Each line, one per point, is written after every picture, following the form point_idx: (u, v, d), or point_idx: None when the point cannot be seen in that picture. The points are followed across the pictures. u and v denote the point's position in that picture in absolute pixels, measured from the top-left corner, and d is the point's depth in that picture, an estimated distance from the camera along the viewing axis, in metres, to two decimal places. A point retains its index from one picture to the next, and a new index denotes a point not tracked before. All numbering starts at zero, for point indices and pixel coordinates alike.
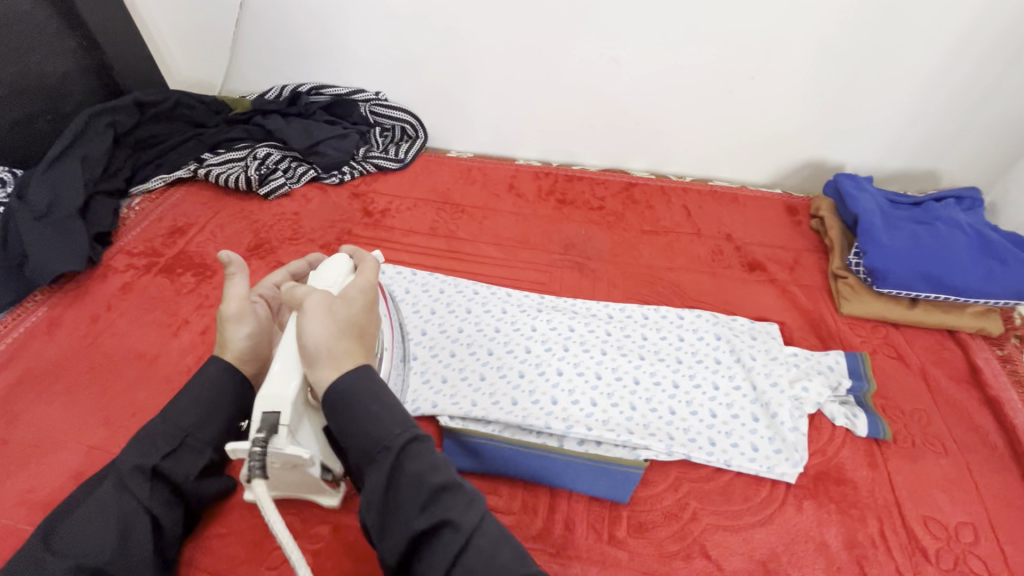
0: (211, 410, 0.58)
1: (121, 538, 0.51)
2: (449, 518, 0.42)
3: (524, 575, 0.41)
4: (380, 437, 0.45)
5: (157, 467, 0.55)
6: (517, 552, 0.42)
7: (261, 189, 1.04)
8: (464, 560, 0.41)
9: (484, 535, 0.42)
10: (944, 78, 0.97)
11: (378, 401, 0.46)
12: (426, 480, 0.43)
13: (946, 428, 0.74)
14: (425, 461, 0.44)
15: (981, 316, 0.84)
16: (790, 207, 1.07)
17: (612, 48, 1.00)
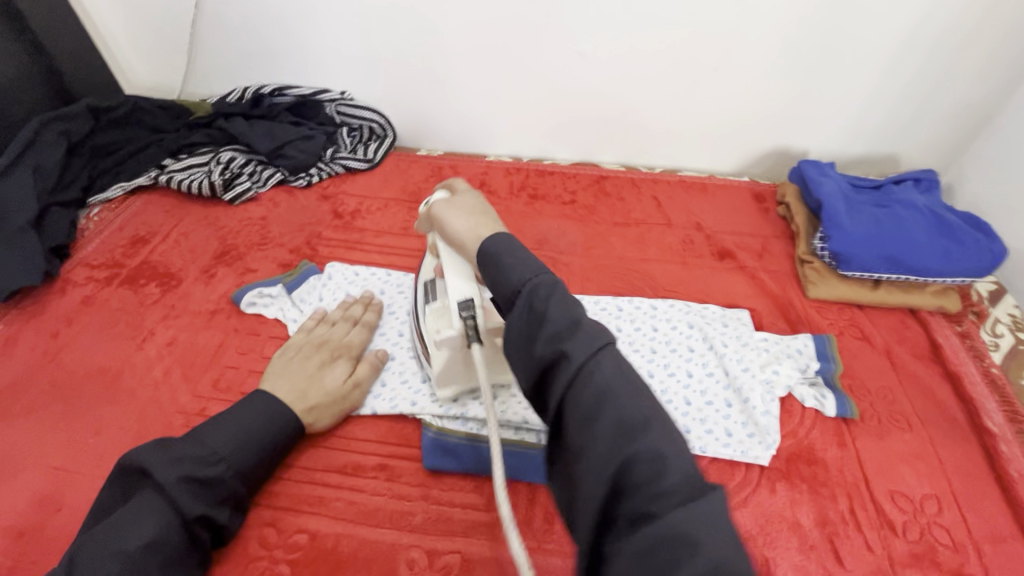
0: (265, 440, 0.62)
1: (126, 573, 0.49)
2: (570, 352, 0.41)
3: (648, 420, 0.38)
4: (514, 282, 0.46)
5: (206, 485, 0.56)
6: (647, 402, 0.40)
7: (226, 195, 1.01)
8: (577, 392, 0.40)
9: (614, 363, 0.41)
10: (898, 65, 0.99)
11: (513, 255, 0.49)
12: (548, 315, 0.43)
13: (910, 404, 0.76)
14: (554, 302, 0.44)
15: (940, 294, 0.87)
16: (757, 194, 1.09)
17: (576, 42, 1.00)
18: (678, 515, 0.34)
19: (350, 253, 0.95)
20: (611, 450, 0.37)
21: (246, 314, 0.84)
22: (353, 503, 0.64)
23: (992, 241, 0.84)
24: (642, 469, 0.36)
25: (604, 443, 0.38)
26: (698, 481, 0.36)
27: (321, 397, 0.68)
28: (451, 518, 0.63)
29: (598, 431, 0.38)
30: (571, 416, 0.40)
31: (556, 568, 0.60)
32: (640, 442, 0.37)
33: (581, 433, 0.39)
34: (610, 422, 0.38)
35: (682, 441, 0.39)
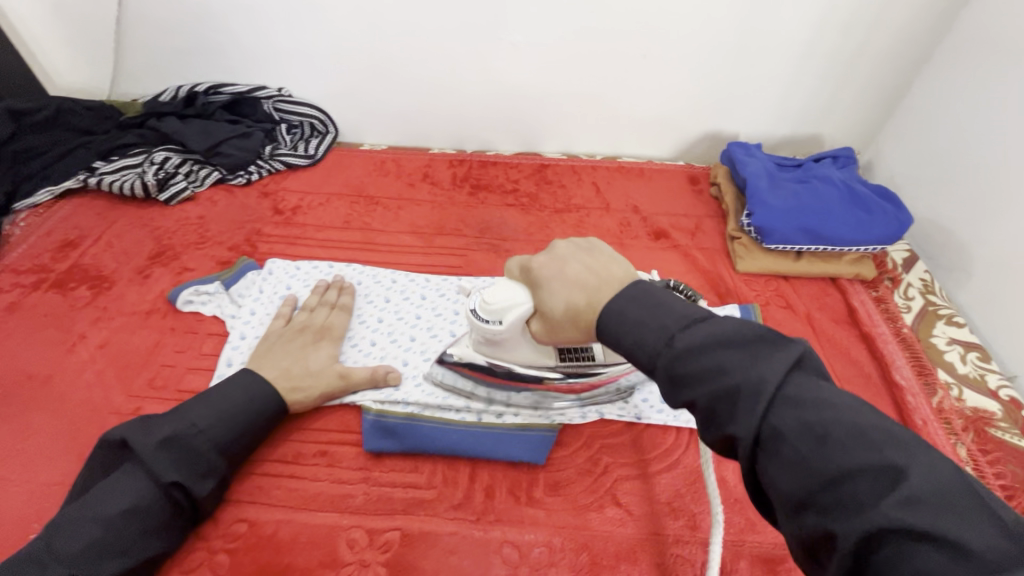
0: (250, 414, 0.64)
1: (105, 538, 0.52)
2: (736, 423, 0.37)
3: (869, 460, 0.31)
4: (661, 336, 0.42)
5: (185, 455, 0.58)
6: (871, 446, 0.32)
7: (161, 195, 1.00)
8: (796, 424, 0.35)
9: (804, 410, 0.35)
10: (812, 50, 1.05)
11: (639, 306, 0.45)
12: (713, 367, 0.38)
13: (829, 365, 0.81)
14: (687, 362, 0.40)
15: (856, 263, 0.93)
16: (692, 177, 1.14)
17: (510, 34, 1.03)
18: (940, 573, 0.27)
19: (291, 249, 0.95)
20: (867, 494, 0.31)
21: (183, 313, 0.83)
22: (293, 490, 0.64)
23: (898, 211, 0.90)
24: (879, 520, 0.30)
25: (844, 483, 0.32)
26: (1005, 543, 0.27)
27: (305, 378, 0.70)
28: (392, 497, 0.64)
29: (821, 476, 0.32)
30: (779, 459, 0.34)
31: (496, 538, 0.62)
32: (876, 494, 0.30)
33: (797, 478, 0.33)
34: (822, 491, 0.32)
35: (960, 485, 0.30)
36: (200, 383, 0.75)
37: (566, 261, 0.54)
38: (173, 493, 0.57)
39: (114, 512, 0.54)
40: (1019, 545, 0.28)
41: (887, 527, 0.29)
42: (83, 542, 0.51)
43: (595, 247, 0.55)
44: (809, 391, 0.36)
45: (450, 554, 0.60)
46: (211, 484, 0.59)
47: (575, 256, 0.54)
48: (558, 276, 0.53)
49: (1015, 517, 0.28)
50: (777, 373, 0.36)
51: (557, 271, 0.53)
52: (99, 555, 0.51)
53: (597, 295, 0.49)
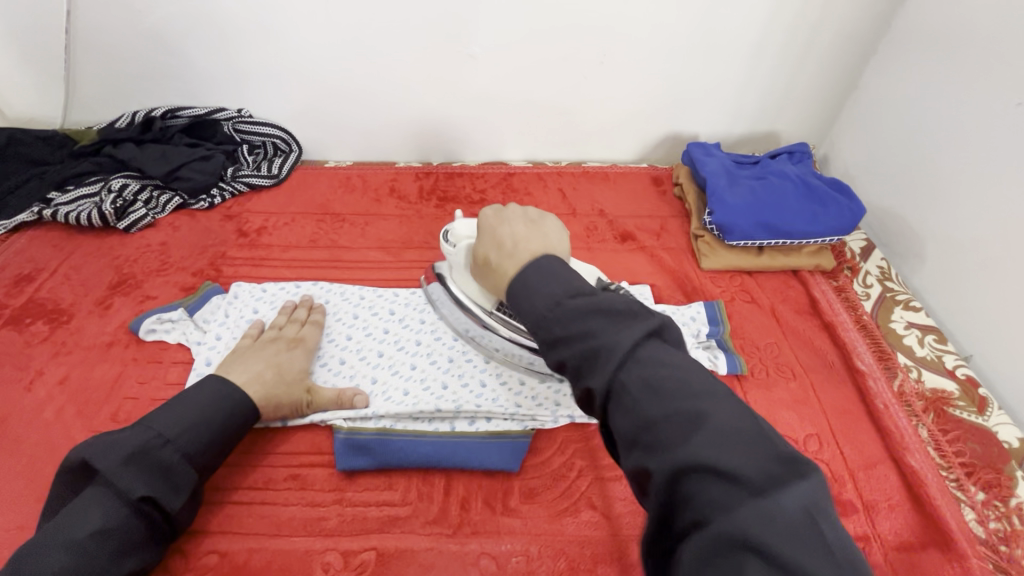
0: (222, 421, 0.63)
1: (75, 561, 0.50)
2: (594, 376, 0.42)
3: (712, 435, 0.36)
4: (545, 298, 0.47)
5: (155, 467, 0.57)
6: (701, 401, 0.38)
7: (120, 224, 0.98)
8: (640, 375, 0.40)
9: (647, 368, 0.41)
10: (762, 50, 1.08)
11: (547, 275, 0.49)
12: (583, 324, 0.44)
13: (794, 355, 0.83)
14: (563, 324, 0.45)
15: (815, 254, 0.96)
16: (655, 178, 1.16)
17: (468, 45, 1.04)
18: (730, 499, 0.33)
19: (257, 270, 0.94)
20: (685, 436, 0.37)
21: (146, 342, 0.81)
22: (266, 516, 0.64)
23: (851, 201, 0.93)
24: (688, 453, 0.36)
25: (675, 427, 0.37)
26: (776, 469, 0.34)
27: (278, 386, 0.69)
28: (367, 516, 0.64)
29: (657, 421, 0.38)
30: (631, 403, 0.40)
31: (473, 551, 0.62)
32: (687, 438, 0.37)
33: (635, 421, 0.39)
34: (646, 434, 0.38)
35: (754, 430, 0.37)
36: None
37: (504, 221, 0.61)
38: (144, 507, 0.55)
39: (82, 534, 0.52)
40: (816, 520, 0.32)
41: (697, 463, 0.35)
42: (52, 568, 0.49)
43: (544, 222, 0.61)
44: (657, 355, 0.42)
45: (427, 571, 0.60)
46: (184, 494, 0.58)
47: (517, 221, 0.61)
48: (491, 232, 0.60)
49: (791, 450, 0.36)
50: (636, 337, 0.42)
51: (494, 227, 0.61)
52: None
53: (516, 254, 0.55)
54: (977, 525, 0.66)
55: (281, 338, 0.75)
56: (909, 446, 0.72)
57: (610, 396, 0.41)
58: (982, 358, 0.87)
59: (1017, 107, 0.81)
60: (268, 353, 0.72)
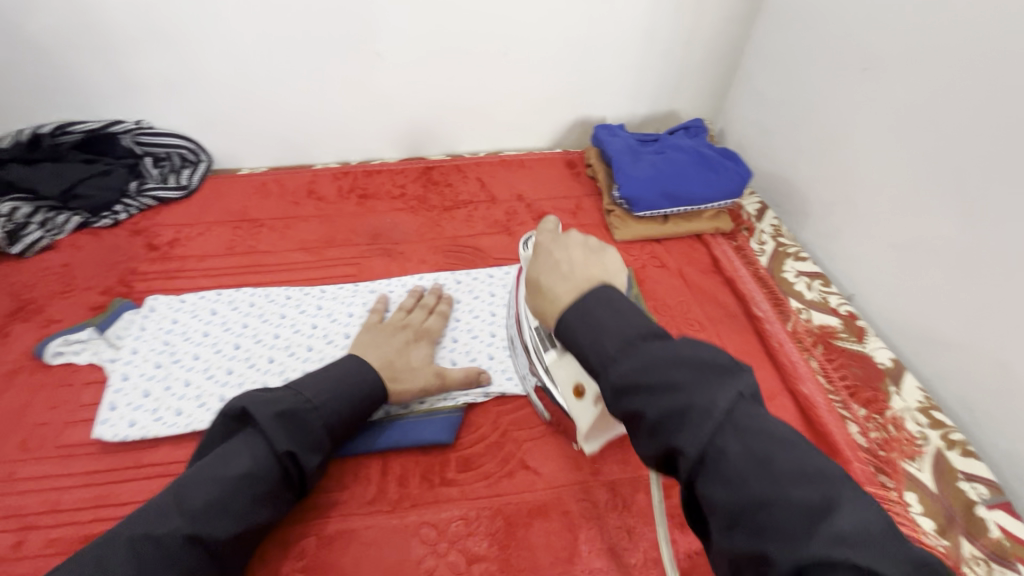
0: (367, 391, 0.66)
1: (218, 499, 0.54)
2: (681, 435, 0.41)
3: (794, 482, 0.37)
4: (612, 347, 0.48)
5: (302, 426, 0.59)
6: (779, 463, 0.38)
7: (13, 249, 0.92)
8: (738, 432, 0.40)
9: (736, 448, 0.39)
10: (653, 35, 1.17)
11: (606, 308, 0.50)
12: (665, 365, 0.44)
13: (701, 309, 0.91)
14: (644, 390, 0.44)
15: (714, 218, 1.05)
16: (569, 161, 1.22)
17: (373, 43, 1.05)
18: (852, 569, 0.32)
19: (173, 283, 0.91)
20: (792, 515, 0.36)
21: (53, 366, 0.77)
22: None
23: (739, 165, 1.03)
24: (794, 508, 0.36)
25: (771, 487, 0.37)
26: (896, 550, 0.33)
27: (403, 369, 0.71)
28: (305, 506, 0.64)
29: (747, 485, 0.38)
30: (721, 479, 0.39)
31: (414, 522, 0.64)
32: (799, 515, 0.35)
33: (733, 499, 0.38)
34: (754, 513, 0.37)
35: (877, 523, 0.35)
36: (82, 434, 0.71)
37: (560, 246, 0.61)
38: (285, 464, 0.58)
39: (223, 475, 0.55)
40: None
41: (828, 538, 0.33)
42: (204, 498, 0.53)
43: (603, 254, 0.61)
44: (753, 422, 0.41)
45: (369, 547, 0.62)
46: (318, 458, 0.60)
47: (577, 251, 0.60)
48: (546, 253, 0.61)
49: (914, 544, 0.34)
50: (735, 399, 0.41)
51: (549, 251, 0.61)
52: (217, 513, 0.53)
53: (569, 280, 0.56)
54: (860, 436, 0.75)
55: (388, 325, 0.77)
56: (802, 377, 0.81)
57: (700, 461, 0.40)
58: (861, 296, 0.98)
59: (864, 72, 0.93)
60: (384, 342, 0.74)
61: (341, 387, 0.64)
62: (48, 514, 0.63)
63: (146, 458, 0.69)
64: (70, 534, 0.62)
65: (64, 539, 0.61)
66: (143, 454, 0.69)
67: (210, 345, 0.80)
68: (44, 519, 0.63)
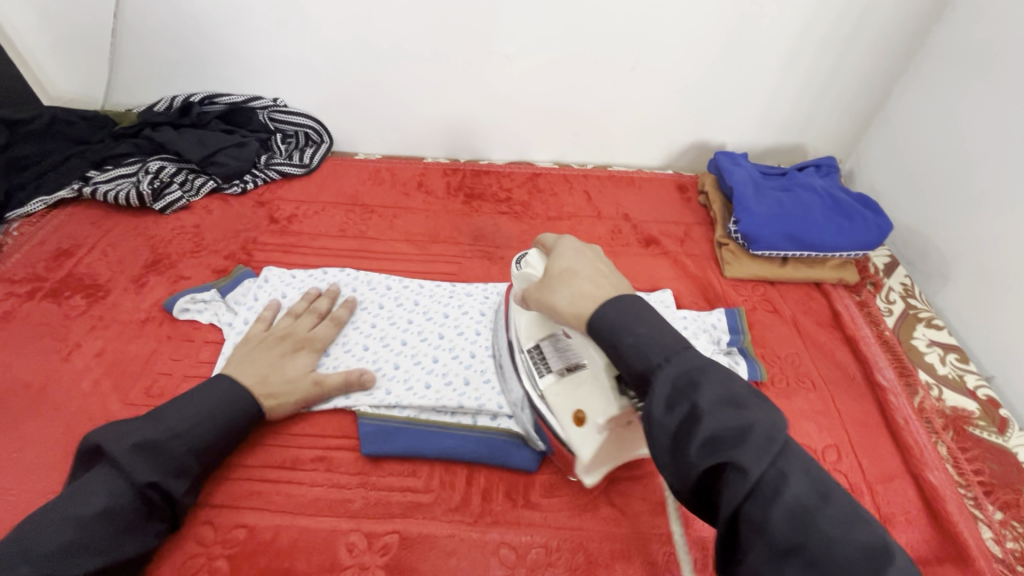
0: (225, 426, 0.64)
1: (78, 534, 0.52)
2: (743, 454, 0.39)
3: (843, 523, 0.37)
4: (658, 352, 0.46)
5: (160, 460, 0.58)
6: (850, 521, 0.37)
7: (156, 205, 1.00)
8: (796, 467, 0.40)
9: (792, 489, 0.38)
10: (795, 63, 1.09)
11: (644, 324, 0.49)
12: (725, 394, 0.42)
13: (815, 366, 0.84)
14: (706, 383, 0.43)
15: (839, 268, 0.96)
16: (681, 185, 1.16)
17: (503, 45, 1.05)
18: None
19: (287, 257, 0.96)
20: (855, 561, 0.35)
21: (179, 320, 0.83)
22: (292, 495, 0.65)
23: (879, 217, 0.94)
24: (870, 567, 0.35)
25: (834, 526, 0.37)
26: None
27: (282, 383, 0.70)
28: (390, 501, 0.65)
29: (810, 520, 0.37)
30: (776, 511, 0.37)
31: (494, 540, 0.63)
32: (860, 558, 0.35)
33: (789, 540, 0.37)
34: (813, 543, 0.36)
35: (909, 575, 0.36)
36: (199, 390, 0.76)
37: (579, 249, 0.61)
38: (147, 493, 0.56)
39: (73, 514, 0.53)
40: None
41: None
42: (58, 540, 0.51)
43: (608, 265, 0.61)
44: (805, 459, 0.41)
45: (448, 557, 0.61)
46: (183, 484, 0.59)
47: (593, 256, 0.60)
48: (576, 251, 0.60)
49: None
50: (875, 528, 0.38)
51: (572, 252, 0.60)
52: (75, 554, 0.51)
53: (607, 279, 0.56)
54: (993, 544, 0.66)
55: (280, 327, 0.76)
56: (928, 463, 0.73)
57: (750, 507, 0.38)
58: (1003, 380, 0.86)
59: None
60: (235, 357, 0.71)
61: (204, 408, 0.63)
62: None
63: None
64: None
65: None
66: None
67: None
68: None
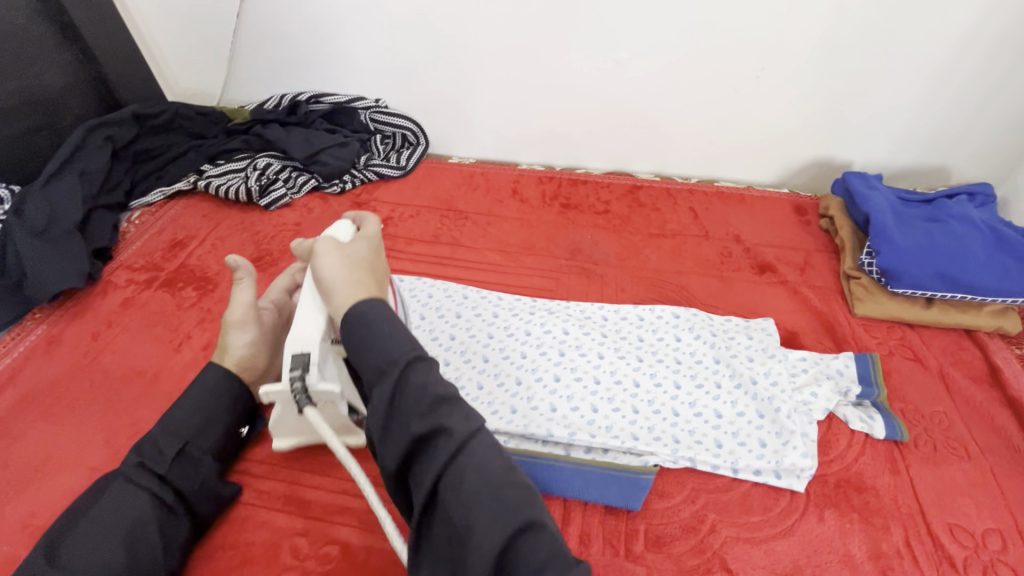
0: (215, 413, 0.63)
1: (132, 548, 0.52)
2: (452, 423, 0.41)
3: (514, 480, 0.41)
4: (389, 352, 0.44)
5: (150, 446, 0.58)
6: (515, 475, 0.42)
7: (262, 201, 1.02)
8: (486, 443, 0.42)
9: (482, 457, 0.41)
10: (949, 74, 0.95)
11: (389, 322, 0.47)
12: (433, 390, 0.43)
13: (968, 431, 0.72)
14: (433, 377, 0.44)
15: (998, 315, 0.82)
16: (798, 206, 1.05)
17: (616, 49, 0.99)
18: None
19: None
20: (518, 510, 0.39)
21: None
22: (385, 516, 0.63)
23: None
24: (534, 522, 0.39)
25: (511, 484, 0.41)
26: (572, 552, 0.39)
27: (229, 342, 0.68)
28: None
29: (496, 490, 0.39)
30: (467, 484, 0.39)
31: None
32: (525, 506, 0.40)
33: (467, 508, 0.39)
34: (492, 505, 0.39)
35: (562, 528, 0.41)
36: None
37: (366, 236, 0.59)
38: (141, 478, 0.56)
39: (122, 528, 0.52)
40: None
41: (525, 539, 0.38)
42: (71, 535, 0.51)
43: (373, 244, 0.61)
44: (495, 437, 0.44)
45: None
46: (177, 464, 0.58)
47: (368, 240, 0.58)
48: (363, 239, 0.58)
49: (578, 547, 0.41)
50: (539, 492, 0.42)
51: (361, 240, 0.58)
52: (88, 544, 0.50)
53: (374, 274, 0.55)
54: None
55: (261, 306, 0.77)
56: None
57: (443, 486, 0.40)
58: None
59: None
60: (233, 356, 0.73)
61: (233, 415, 0.65)
62: (261, 463, 0.68)
63: None
64: (276, 491, 0.65)
65: (272, 494, 0.65)
66: None
67: None
68: (258, 469, 0.67)
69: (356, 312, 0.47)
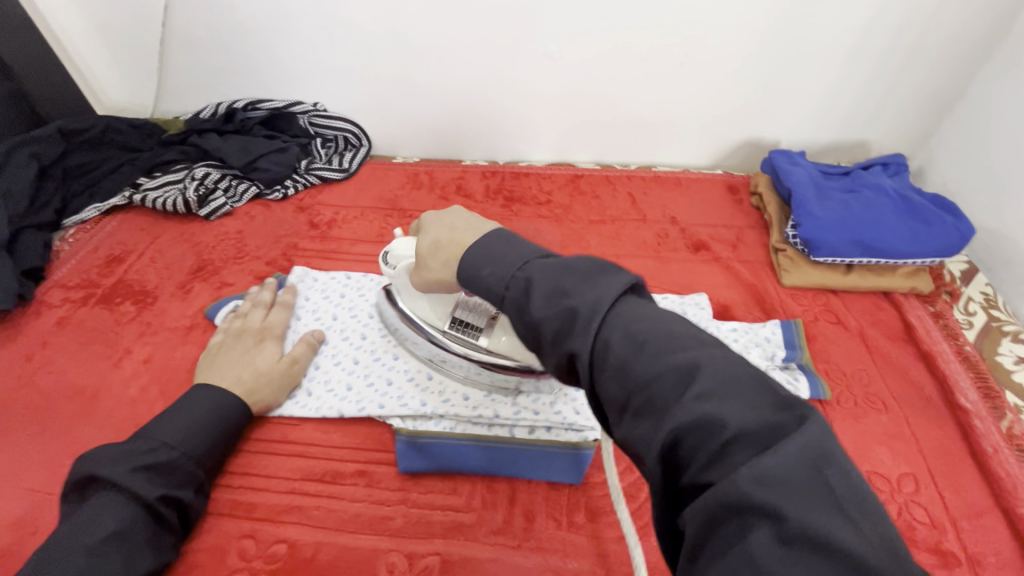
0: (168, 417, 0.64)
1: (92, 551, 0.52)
2: (573, 338, 0.38)
3: (666, 360, 0.34)
4: (496, 281, 0.44)
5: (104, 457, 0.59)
6: (663, 354, 0.35)
7: (201, 211, 1.01)
8: (621, 333, 0.37)
9: (614, 348, 0.36)
10: (859, 54, 1.01)
11: (487, 261, 0.45)
12: (546, 297, 0.40)
13: (886, 385, 0.77)
14: (535, 290, 0.41)
15: (910, 275, 0.88)
16: (731, 186, 1.10)
17: (546, 43, 1.01)
18: (740, 467, 0.29)
19: (327, 263, 0.95)
20: (671, 394, 0.33)
21: None
22: (333, 511, 0.64)
23: (959, 220, 0.86)
24: (694, 404, 0.32)
25: (656, 364, 0.34)
26: (771, 417, 0.31)
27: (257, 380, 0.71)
28: (432, 520, 0.63)
29: (638, 380, 0.34)
30: (607, 385, 0.36)
31: (538, 567, 0.60)
32: (677, 395, 0.33)
33: (624, 407, 0.35)
34: (640, 398, 0.34)
35: (752, 387, 0.32)
36: None
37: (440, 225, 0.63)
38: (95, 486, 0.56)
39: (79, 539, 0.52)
40: (792, 453, 0.29)
41: (681, 424, 0.32)
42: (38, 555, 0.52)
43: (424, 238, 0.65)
44: (640, 316, 0.37)
45: None
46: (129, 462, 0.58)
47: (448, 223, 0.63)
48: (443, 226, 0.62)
49: (785, 402, 0.31)
50: (709, 355, 0.34)
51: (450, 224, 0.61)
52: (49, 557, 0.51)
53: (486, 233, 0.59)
54: None
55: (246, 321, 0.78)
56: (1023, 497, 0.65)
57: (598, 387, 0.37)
58: None
59: None
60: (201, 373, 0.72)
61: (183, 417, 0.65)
62: None
63: (288, 434, 0.71)
64: (222, 496, 0.65)
65: (217, 500, 0.65)
66: (287, 429, 0.71)
67: (338, 331, 0.81)
68: None
69: (466, 264, 0.46)
